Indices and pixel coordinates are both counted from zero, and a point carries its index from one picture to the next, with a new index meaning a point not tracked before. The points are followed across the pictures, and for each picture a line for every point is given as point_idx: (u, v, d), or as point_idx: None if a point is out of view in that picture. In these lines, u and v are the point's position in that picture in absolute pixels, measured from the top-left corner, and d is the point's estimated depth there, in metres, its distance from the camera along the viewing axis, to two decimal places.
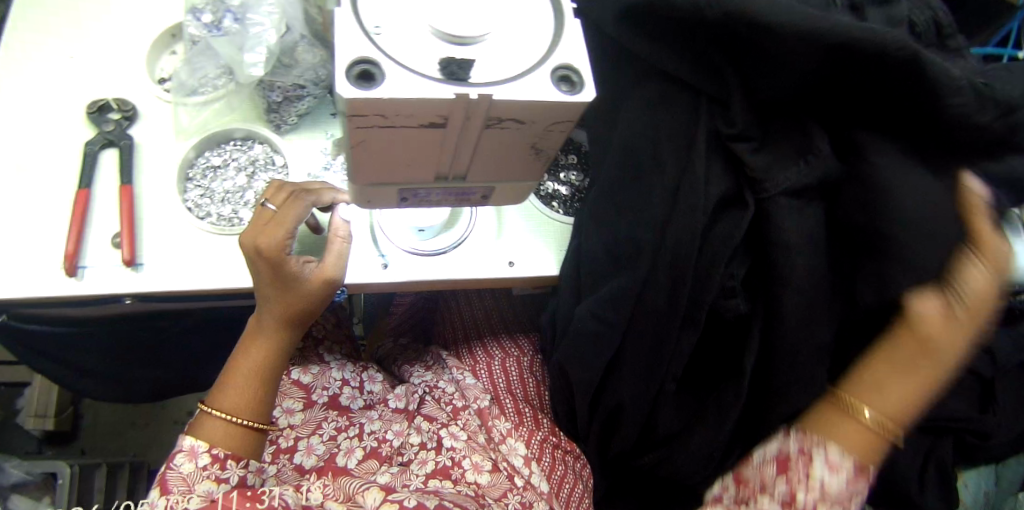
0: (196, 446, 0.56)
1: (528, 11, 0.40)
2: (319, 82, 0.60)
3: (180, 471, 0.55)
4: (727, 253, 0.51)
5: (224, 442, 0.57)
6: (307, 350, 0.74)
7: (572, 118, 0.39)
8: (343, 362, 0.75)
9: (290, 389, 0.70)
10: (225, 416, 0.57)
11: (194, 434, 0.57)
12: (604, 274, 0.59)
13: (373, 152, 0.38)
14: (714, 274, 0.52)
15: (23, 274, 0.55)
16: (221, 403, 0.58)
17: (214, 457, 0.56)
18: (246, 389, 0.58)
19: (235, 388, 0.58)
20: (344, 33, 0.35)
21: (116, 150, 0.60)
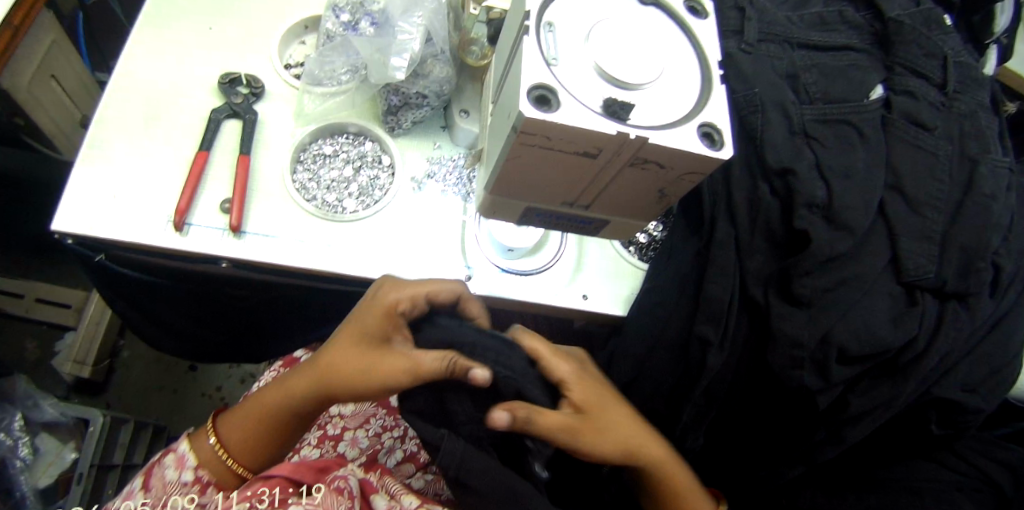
0: (184, 457, 0.55)
1: (680, 72, 0.44)
2: (441, 96, 0.63)
3: (164, 475, 0.54)
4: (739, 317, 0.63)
5: (208, 466, 0.55)
6: None
7: (705, 171, 0.41)
8: None
9: None
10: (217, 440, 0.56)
11: (191, 443, 0.56)
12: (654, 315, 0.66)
13: (521, 167, 0.41)
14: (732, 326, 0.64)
15: (132, 217, 0.57)
16: (226, 428, 0.57)
17: (198, 477, 0.54)
18: (246, 430, 0.56)
19: (242, 419, 0.57)
20: (528, 62, 0.39)
21: (239, 122, 0.64)
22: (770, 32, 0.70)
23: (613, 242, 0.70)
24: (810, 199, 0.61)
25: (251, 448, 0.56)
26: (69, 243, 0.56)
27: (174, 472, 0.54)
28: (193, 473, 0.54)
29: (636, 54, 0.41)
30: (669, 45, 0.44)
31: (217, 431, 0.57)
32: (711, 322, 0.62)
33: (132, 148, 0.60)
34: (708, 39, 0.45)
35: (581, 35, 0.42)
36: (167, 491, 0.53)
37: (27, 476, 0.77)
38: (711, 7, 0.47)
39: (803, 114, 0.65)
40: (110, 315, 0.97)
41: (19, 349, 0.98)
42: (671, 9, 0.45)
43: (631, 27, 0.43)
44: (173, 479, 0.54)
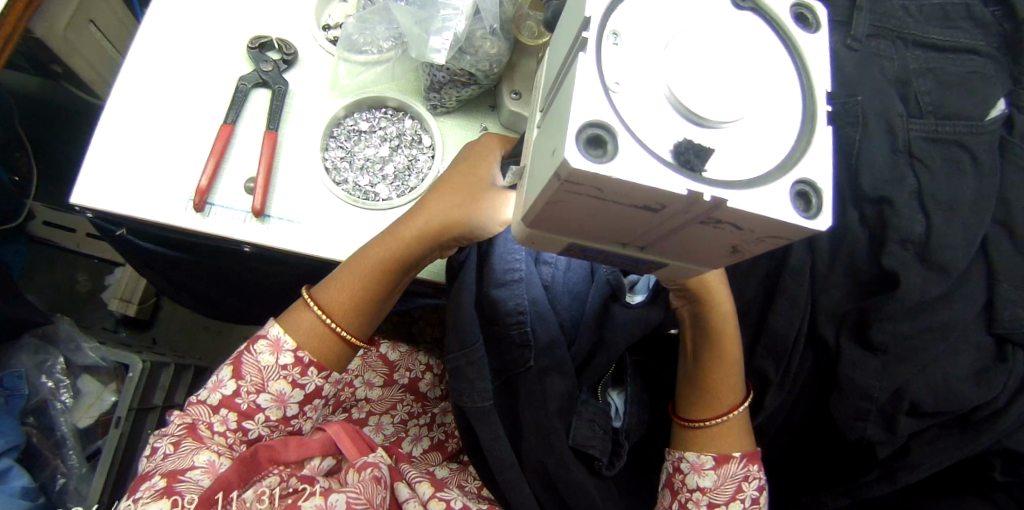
0: (280, 339, 0.52)
1: (775, 98, 0.37)
2: (490, 76, 0.56)
3: (259, 360, 0.52)
4: (797, 346, 0.58)
5: (308, 342, 0.52)
6: (395, 326, 0.73)
7: (792, 237, 0.35)
8: (433, 348, 0.73)
9: (376, 362, 0.70)
10: (316, 311, 0.53)
11: (282, 324, 0.53)
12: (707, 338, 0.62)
13: (565, 211, 0.36)
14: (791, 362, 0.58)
15: (157, 195, 0.55)
16: (322, 294, 0.53)
17: (296, 359, 0.52)
18: (353, 284, 0.52)
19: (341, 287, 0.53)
20: (585, 90, 0.32)
21: (268, 92, 0.59)
22: (881, 24, 0.58)
23: None
24: (903, 234, 0.53)
25: (350, 313, 0.53)
26: (90, 216, 0.56)
27: (270, 356, 0.52)
28: (292, 356, 0.52)
29: (723, 84, 0.35)
30: (770, 65, 0.37)
31: (315, 298, 0.54)
32: (772, 356, 0.59)
33: (156, 119, 0.57)
34: (815, 60, 0.38)
35: (656, 51, 0.35)
36: (265, 375, 0.52)
37: (68, 416, 0.80)
38: (824, 17, 0.40)
39: (910, 129, 0.55)
40: None
41: (70, 282, 1.01)
42: (771, 15, 0.39)
43: (716, 46, 0.36)
44: (269, 363, 0.52)
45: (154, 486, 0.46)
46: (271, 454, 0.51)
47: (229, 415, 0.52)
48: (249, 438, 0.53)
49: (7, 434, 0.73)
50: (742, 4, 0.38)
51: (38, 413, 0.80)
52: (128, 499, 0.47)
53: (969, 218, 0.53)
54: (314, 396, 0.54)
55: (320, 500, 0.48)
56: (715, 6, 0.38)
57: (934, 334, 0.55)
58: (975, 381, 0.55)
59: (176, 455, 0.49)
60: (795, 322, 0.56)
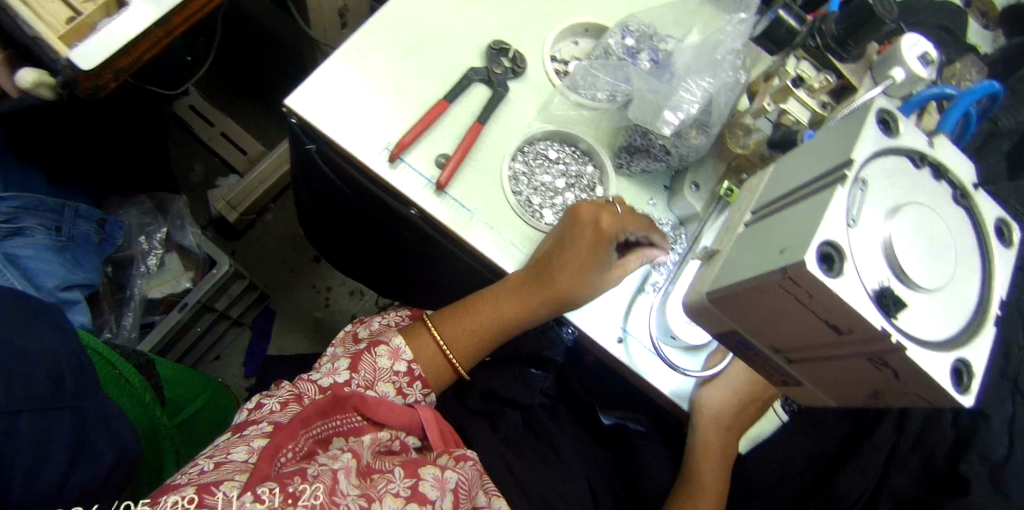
0: (400, 349, 0.60)
1: (962, 287, 0.43)
2: (683, 161, 0.61)
3: (376, 361, 0.59)
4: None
5: (424, 361, 0.61)
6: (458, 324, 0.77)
7: (934, 401, 0.41)
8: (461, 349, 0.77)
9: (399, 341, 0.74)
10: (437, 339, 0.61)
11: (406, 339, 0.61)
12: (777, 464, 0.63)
13: (760, 301, 0.41)
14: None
15: (362, 131, 0.61)
16: (444, 327, 0.62)
17: (409, 370, 0.59)
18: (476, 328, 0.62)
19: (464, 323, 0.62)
20: (833, 213, 0.37)
21: (486, 90, 0.65)
22: None
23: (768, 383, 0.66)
24: (986, 453, 0.56)
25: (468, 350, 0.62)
26: (293, 122, 0.62)
27: (388, 361, 0.59)
28: (406, 365, 0.60)
29: (928, 254, 0.41)
30: (967, 260, 0.43)
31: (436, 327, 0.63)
32: (825, 508, 0.60)
33: (389, 72, 0.63)
34: (1003, 270, 0.44)
35: (888, 208, 0.41)
36: (379, 375, 0.59)
37: (144, 282, 0.84)
38: (1018, 238, 0.46)
39: (1020, 366, 0.60)
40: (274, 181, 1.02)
41: (186, 165, 1.06)
42: (979, 219, 0.45)
43: (933, 225, 0.42)
44: (386, 366, 0.59)
45: (260, 429, 0.50)
46: (358, 404, 0.52)
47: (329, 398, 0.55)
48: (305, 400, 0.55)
49: (86, 270, 0.75)
50: (959, 199, 0.45)
51: (117, 267, 0.83)
52: (232, 434, 0.51)
53: None
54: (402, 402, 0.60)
55: (436, 470, 0.47)
56: (942, 195, 0.44)
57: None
58: None
59: (282, 413, 0.52)
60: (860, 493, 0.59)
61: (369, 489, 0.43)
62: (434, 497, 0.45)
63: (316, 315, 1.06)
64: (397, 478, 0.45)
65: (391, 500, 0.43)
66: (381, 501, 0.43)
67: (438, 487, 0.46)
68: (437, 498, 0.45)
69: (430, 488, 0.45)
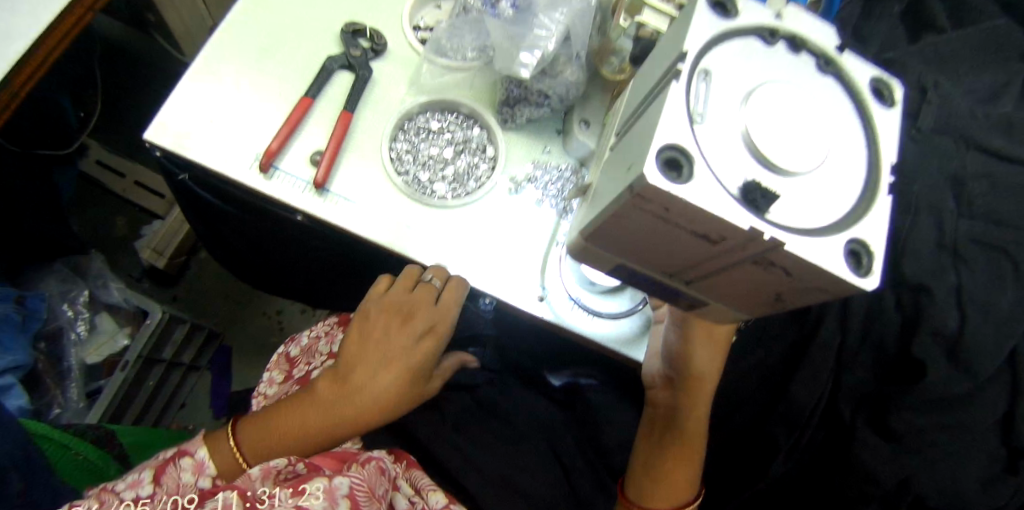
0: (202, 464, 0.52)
1: (843, 163, 0.40)
2: (564, 99, 0.59)
3: (179, 477, 0.50)
4: (813, 418, 0.58)
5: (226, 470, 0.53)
6: None
7: (837, 292, 0.38)
8: None
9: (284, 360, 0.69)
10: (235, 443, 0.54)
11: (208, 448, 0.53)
12: None
13: (627, 227, 0.38)
14: (803, 430, 0.58)
15: (227, 148, 0.57)
16: (248, 433, 0.54)
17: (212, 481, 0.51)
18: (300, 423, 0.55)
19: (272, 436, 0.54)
20: (671, 115, 0.34)
21: (351, 75, 0.62)
22: (948, 123, 0.60)
23: None
24: (937, 328, 0.54)
25: (285, 428, 0.55)
26: (158, 155, 0.58)
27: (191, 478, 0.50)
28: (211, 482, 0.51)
29: (799, 137, 0.37)
30: (842, 133, 0.41)
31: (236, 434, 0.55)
32: (785, 423, 0.59)
33: (244, 80, 0.60)
34: (885, 134, 0.42)
35: (742, 97, 0.38)
36: (181, 492, 0.49)
37: (80, 349, 0.83)
38: (900, 97, 0.43)
39: (959, 229, 0.56)
40: None
41: (110, 224, 1.03)
42: (850, 88, 0.42)
43: (798, 105, 0.39)
44: (188, 482, 0.50)
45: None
46: (232, 465, 0.49)
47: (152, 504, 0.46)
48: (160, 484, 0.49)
49: (14, 352, 0.73)
50: (827, 70, 0.42)
51: (50, 340, 0.80)
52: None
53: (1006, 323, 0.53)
54: None
55: (324, 481, 0.45)
56: (802, 72, 0.41)
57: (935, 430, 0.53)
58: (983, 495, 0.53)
59: None
60: (814, 395, 0.57)
61: None
62: (320, 508, 0.43)
63: (272, 341, 1.06)
64: (281, 501, 0.43)
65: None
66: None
67: (327, 497, 0.44)
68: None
69: (314, 500, 0.43)
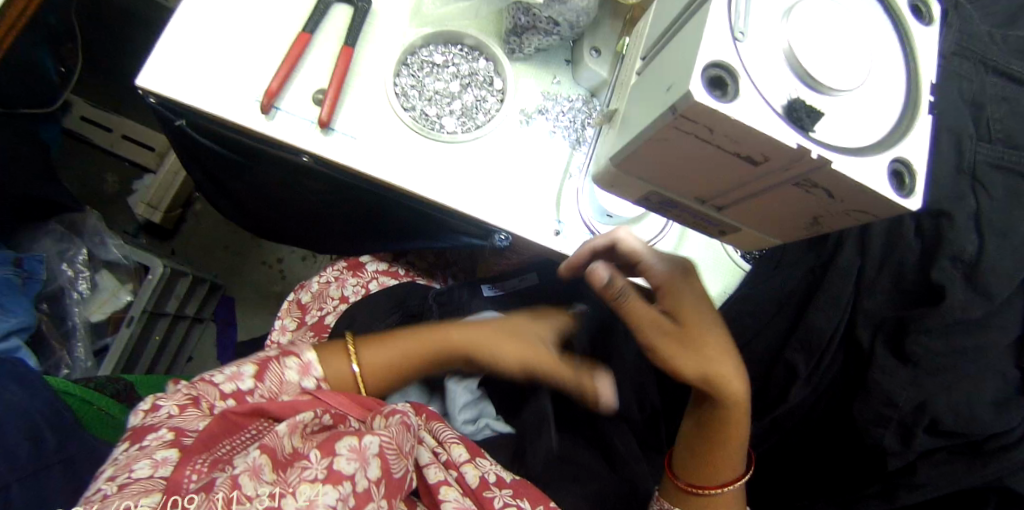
0: (309, 364, 0.54)
1: (883, 78, 0.38)
2: (575, 27, 0.56)
3: (284, 373, 0.53)
4: (832, 346, 0.57)
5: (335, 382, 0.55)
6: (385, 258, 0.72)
7: (877, 213, 0.37)
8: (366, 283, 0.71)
9: (290, 308, 0.70)
10: (355, 367, 0.56)
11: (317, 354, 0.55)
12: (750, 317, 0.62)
13: (664, 152, 0.36)
14: (823, 356, 0.58)
15: (223, 88, 0.54)
16: (366, 351, 0.57)
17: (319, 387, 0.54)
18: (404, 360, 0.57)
19: (395, 352, 0.57)
20: (713, 29, 0.32)
21: (349, 8, 0.58)
22: (966, 46, 0.58)
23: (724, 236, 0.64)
24: (957, 253, 0.53)
25: (380, 371, 0.57)
26: (152, 102, 0.55)
27: (296, 376, 0.53)
28: (315, 382, 0.53)
29: (840, 52, 0.35)
30: (882, 47, 0.38)
31: (357, 352, 0.57)
32: (804, 351, 0.58)
33: (234, 16, 0.56)
34: (925, 50, 0.39)
35: (782, 10, 0.35)
36: (278, 391, 0.52)
37: (82, 308, 0.81)
38: (938, 13, 0.41)
39: (978, 151, 0.55)
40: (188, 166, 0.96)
41: (99, 181, 1.00)
42: (890, 1, 0.39)
43: (837, 18, 0.36)
44: (293, 380, 0.53)
45: (161, 438, 0.45)
46: (255, 409, 0.47)
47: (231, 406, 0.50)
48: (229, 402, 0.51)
49: (19, 315, 0.72)
50: None
51: (53, 301, 0.80)
52: (132, 446, 0.45)
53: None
54: None
55: (355, 439, 0.43)
56: None
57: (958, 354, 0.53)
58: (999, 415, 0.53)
59: (180, 418, 0.47)
60: (836, 321, 0.57)
61: (281, 484, 0.40)
62: (354, 470, 0.41)
63: (276, 289, 1.05)
64: (313, 462, 0.41)
65: (307, 488, 0.40)
66: (294, 493, 0.39)
67: (358, 458, 0.42)
68: (357, 471, 0.42)
69: (347, 462, 0.41)
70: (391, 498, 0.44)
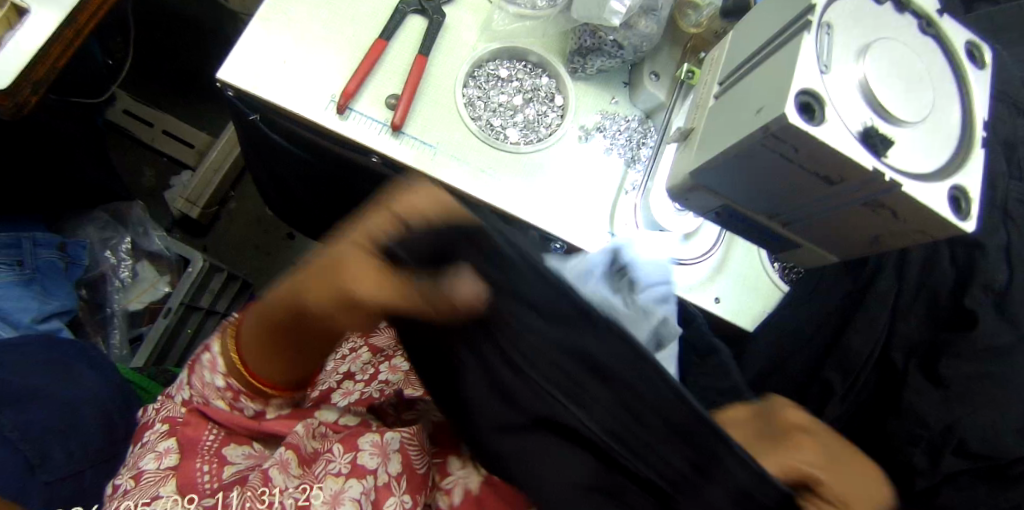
0: (196, 360, 0.48)
1: (945, 112, 0.41)
2: (637, 52, 0.59)
3: (203, 374, 0.46)
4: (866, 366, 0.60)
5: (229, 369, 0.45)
6: None
7: (936, 235, 0.40)
8: None
9: None
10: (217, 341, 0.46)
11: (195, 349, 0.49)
12: (788, 335, 0.64)
13: (745, 167, 0.39)
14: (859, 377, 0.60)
15: (303, 87, 0.57)
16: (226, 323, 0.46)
17: (229, 386, 0.45)
18: (258, 344, 0.42)
19: (230, 330, 0.46)
20: (803, 58, 0.36)
21: (423, 21, 0.61)
22: (1001, 92, 0.62)
23: (765, 257, 0.66)
24: (989, 283, 0.56)
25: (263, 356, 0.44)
26: (229, 95, 0.57)
27: (207, 374, 0.46)
28: (226, 380, 0.46)
29: (907, 87, 0.39)
30: (942, 84, 0.42)
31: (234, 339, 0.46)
32: (840, 371, 0.60)
33: (316, 21, 0.59)
34: (981, 92, 0.43)
35: (859, 46, 0.39)
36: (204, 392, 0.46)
37: (122, 296, 0.82)
38: (990, 58, 0.44)
39: (1010, 190, 0.59)
40: (237, 153, 0.99)
41: (137, 174, 1.01)
42: (950, 45, 0.43)
43: (904, 56, 0.40)
44: (208, 381, 0.46)
45: (158, 431, 0.47)
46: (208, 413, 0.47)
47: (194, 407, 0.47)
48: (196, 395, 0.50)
49: (61, 298, 0.73)
50: (928, 29, 0.43)
51: (92, 287, 0.81)
52: (136, 444, 0.49)
53: None
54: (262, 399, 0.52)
55: (375, 436, 0.44)
56: (908, 26, 0.42)
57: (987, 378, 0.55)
58: None
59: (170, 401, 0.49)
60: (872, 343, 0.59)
61: (307, 478, 0.42)
62: (375, 466, 0.42)
63: None
64: (337, 457, 0.43)
65: (331, 481, 0.41)
66: (319, 487, 0.41)
67: (380, 454, 0.43)
68: (378, 466, 0.42)
69: (369, 457, 0.42)
70: (414, 494, 0.43)
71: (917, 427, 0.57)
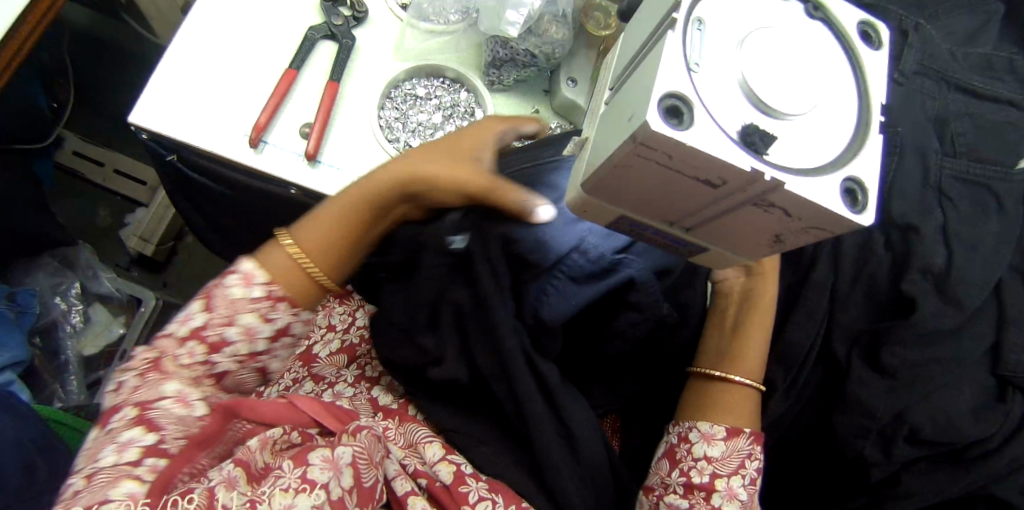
0: (253, 272, 0.45)
1: (837, 103, 0.40)
2: (551, 58, 0.58)
3: (229, 293, 0.44)
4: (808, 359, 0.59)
5: (286, 281, 0.46)
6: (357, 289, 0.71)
7: (837, 232, 0.38)
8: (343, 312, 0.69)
9: None
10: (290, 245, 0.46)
11: (257, 259, 0.46)
12: None
13: (628, 178, 0.37)
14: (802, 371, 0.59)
15: (214, 124, 0.56)
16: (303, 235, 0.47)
17: (270, 293, 0.45)
18: (325, 229, 0.47)
19: (326, 226, 0.47)
20: (668, 62, 0.34)
21: (335, 46, 0.61)
22: (928, 67, 0.61)
23: None
24: (927, 265, 0.55)
25: (331, 254, 0.47)
26: (143, 138, 0.57)
27: (241, 290, 0.44)
28: (265, 289, 0.45)
29: (793, 79, 0.37)
30: (833, 74, 0.41)
31: (291, 236, 0.47)
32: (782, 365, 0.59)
33: (226, 54, 0.58)
34: (875, 77, 0.42)
35: (734, 45, 0.38)
36: (164, 404, 0.41)
37: (75, 341, 0.82)
38: (886, 37, 0.43)
39: (944, 167, 0.58)
40: (173, 212, 0.97)
41: (92, 214, 1.01)
42: (841, 30, 0.42)
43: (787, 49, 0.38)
44: (241, 295, 0.44)
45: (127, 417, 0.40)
46: (230, 410, 0.44)
47: (197, 348, 0.44)
48: (216, 372, 0.45)
49: (11, 347, 0.72)
50: (816, 14, 0.42)
51: (45, 334, 0.80)
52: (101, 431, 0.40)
53: (984, 255, 0.55)
54: (284, 333, 0.47)
55: (325, 451, 0.41)
56: (794, 16, 0.41)
57: (930, 362, 0.54)
58: (975, 425, 0.54)
59: (142, 386, 0.42)
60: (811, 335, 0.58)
61: (256, 492, 0.38)
62: (328, 479, 0.39)
63: None
64: (286, 471, 0.39)
65: (281, 496, 0.38)
66: (270, 501, 0.37)
67: (331, 467, 0.40)
68: (330, 480, 0.40)
69: (321, 470, 0.40)
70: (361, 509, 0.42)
71: (864, 419, 0.55)
